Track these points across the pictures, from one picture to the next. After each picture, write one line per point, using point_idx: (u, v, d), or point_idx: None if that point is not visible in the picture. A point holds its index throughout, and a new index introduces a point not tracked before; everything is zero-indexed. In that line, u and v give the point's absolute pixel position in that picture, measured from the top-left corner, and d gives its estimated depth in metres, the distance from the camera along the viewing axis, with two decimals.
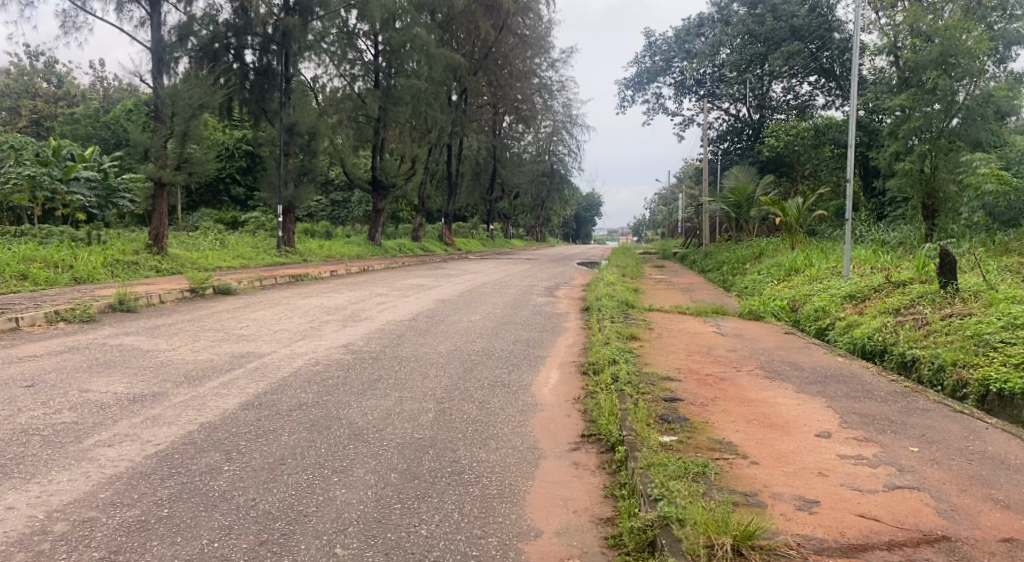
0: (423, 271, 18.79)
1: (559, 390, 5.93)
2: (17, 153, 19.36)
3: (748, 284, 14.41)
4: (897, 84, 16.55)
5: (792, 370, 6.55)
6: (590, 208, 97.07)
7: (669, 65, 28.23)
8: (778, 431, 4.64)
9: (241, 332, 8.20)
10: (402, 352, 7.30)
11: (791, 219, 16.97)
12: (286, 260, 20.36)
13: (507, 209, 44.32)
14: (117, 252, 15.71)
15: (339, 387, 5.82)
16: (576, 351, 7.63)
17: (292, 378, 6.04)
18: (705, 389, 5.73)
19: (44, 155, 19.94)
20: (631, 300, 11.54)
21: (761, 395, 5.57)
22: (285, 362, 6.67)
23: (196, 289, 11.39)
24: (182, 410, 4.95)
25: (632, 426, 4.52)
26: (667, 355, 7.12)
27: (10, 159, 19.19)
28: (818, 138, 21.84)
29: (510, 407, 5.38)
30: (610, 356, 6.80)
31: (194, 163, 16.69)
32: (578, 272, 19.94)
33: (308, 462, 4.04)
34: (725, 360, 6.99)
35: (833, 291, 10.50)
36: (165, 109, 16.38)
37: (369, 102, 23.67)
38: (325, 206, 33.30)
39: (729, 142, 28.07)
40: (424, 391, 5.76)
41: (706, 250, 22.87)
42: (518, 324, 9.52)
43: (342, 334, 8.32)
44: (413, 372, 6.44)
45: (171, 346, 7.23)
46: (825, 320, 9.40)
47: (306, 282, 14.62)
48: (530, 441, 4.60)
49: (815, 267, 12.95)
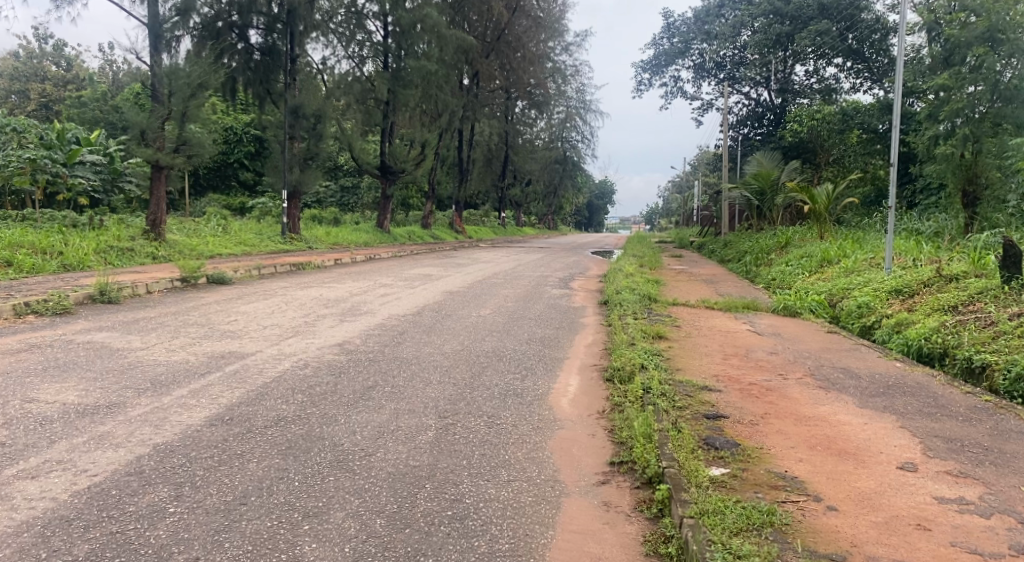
0: (432, 260, 18.01)
1: (580, 402, 5.14)
2: (19, 135, 18.70)
3: (776, 277, 13.58)
4: (937, 62, 15.71)
5: (847, 378, 5.74)
6: (604, 197, 96.20)
7: (688, 47, 26.86)
8: (850, 461, 3.85)
9: (227, 328, 7.42)
10: (402, 354, 6.51)
11: (820, 207, 16.11)
12: (292, 247, 19.64)
13: (519, 195, 43.52)
14: (113, 238, 14.98)
15: (327, 396, 5.05)
16: (596, 354, 6.83)
17: (276, 386, 5.28)
18: (753, 404, 4.94)
19: (47, 138, 19.27)
20: (654, 293, 10.69)
21: (818, 413, 4.77)
22: (270, 365, 5.92)
23: (188, 278, 10.67)
24: (136, 426, 4.17)
25: (673, 455, 3.74)
26: (701, 358, 6.31)
27: (12, 140, 18.61)
28: (845, 122, 20.82)
29: (524, 424, 4.60)
30: (638, 360, 5.97)
31: (194, 147, 15.90)
32: (593, 262, 19.13)
33: (275, 501, 3.29)
34: (767, 365, 6.19)
35: (875, 286, 9.63)
36: (162, 89, 15.56)
37: (378, 85, 22.85)
38: (334, 192, 32.54)
39: (749, 128, 26.99)
40: (425, 402, 4.98)
41: (726, 240, 21.98)
42: (533, 319, 8.73)
43: (338, 331, 7.53)
44: (413, 378, 5.66)
45: (145, 344, 6.47)
46: (870, 318, 8.56)
47: (308, 272, 13.87)
48: (548, 470, 3.82)
49: (850, 259, 12.11)
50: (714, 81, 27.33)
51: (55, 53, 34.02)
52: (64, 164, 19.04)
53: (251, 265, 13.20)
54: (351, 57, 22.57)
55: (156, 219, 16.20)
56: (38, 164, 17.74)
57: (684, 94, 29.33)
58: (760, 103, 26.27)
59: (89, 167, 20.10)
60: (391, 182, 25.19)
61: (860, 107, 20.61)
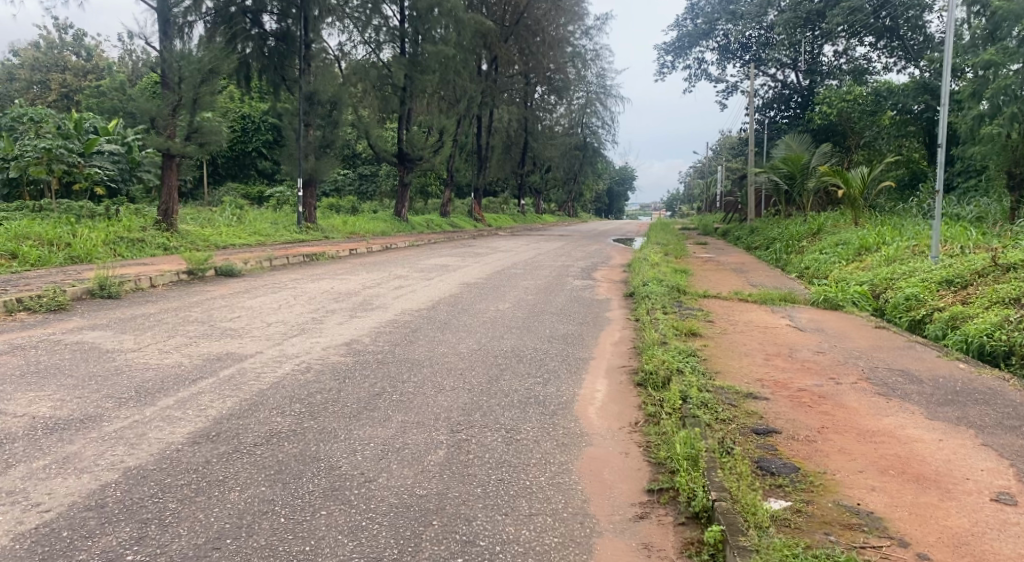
0: (451, 250, 17.51)
1: (608, 413, 4.60)
2: (35, 125, 18.39)
3: (810, 265, 12.95)
4: (983, 37, 14.93)
5: (907, 383, 5.16)
6: (624, 183, 95.31)
7: (713, 28, 25.87)
8: (931, 489, 3.32)
9: (229, 326, 6.95)
10: (414, 355, 6.00)
11: (855, 191, 15.37)
12: (307, 237, 19.25)
13: (538, 182, 42.89)
14: (124, 229, 14.61)
15: (328, 406, 4.55)
16: (624, 353, 6.26)
17: (274, 393, 4.78)
18: (805, 416, 4.38)
19: (64, 128, 18.96)
20: (683, 284, 10.08)
21: (883, 427, 4.20)
22: (270, 368, 5.44)
23: (195, 271, 10.24)
24: (108, 446, 3.67)
25: (725, 485, 3.22)
26: (741, 359, 5.75)
27: (29, 131, 18.29)
28: (877, 103, 19.99)
29: (546, 439, 4.08)
30: (672, 363, 5.41)
31: (207, 135, 15.42)
32: (615, 250, 18.51)
33: (254, 545, 2.85)
34: (815, 367, 5.62)
35: (923, 275, 8.94)
36: (171, 75, 15.04)
37: (395, 71, 22.23)
38: (352, 180, 32.02)
39: (776, 111, 26.13)
40: (437, 413, 4.47)
41: (752, 226, 21.27)
42: (554, 314, 8.19)
43: (346, 328, 7.05)
44: (425, 383, 5.14)
45: (137, 345, 5.98)
46: (920, 311, 7.92)
47: (322, 262, 13.42)
48: (579, 498, 3.33)
49: (891, 246, 11.46)
50: (739, 62, 26.50)
51: (76, 43, 33.95)
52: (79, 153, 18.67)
53: (262, 256, 12.77)
54: (367, 43, 22.00)
55: (168, 208, 15.82)
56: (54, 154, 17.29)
57: (708, 76, 28.53)
58: (787, 84, 25.44)
59: (105, 157, 19.76)
60: (408, 169, 24.65)
61: (894, 88, 19.68)
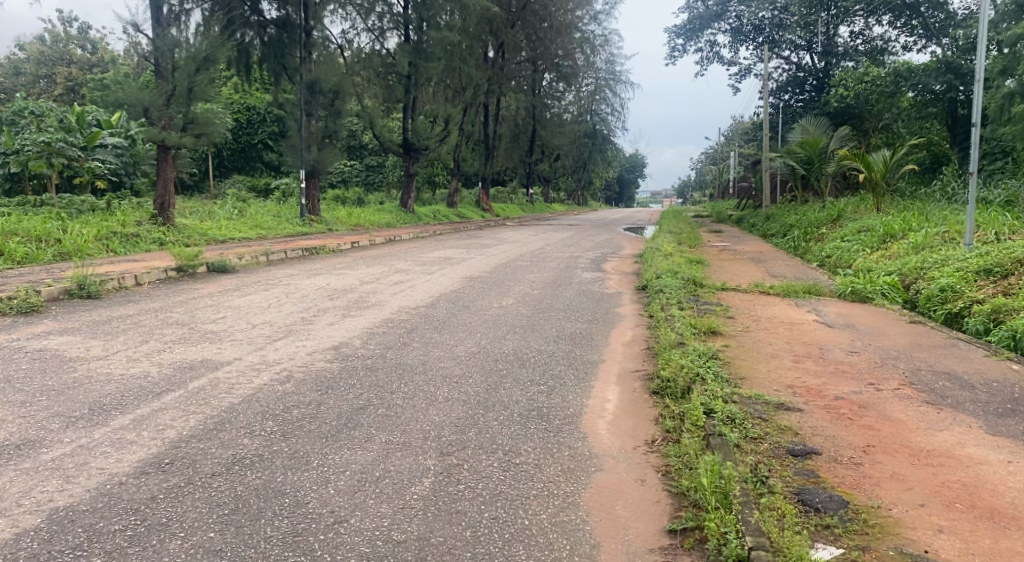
0: (457, 241, 16.97)
1: (621, 429, 4.08)
2: (37, 120, 17.91)
3: (831, 253, 12.34)
4: (1013, 11, 14.19)
5: (958, 388, 4.60)
6: (634, 171, 94.56)
7: (724, 10, 25.08)
8: (1010, 529, 2.80)
9: (211, 328, 6.44)
10: (407, 360, 5.47)
11: (877, 175, 14.70)
12: (310, 229, 18.78)
13: (547, 170, 42.21)
14: (119, 223, 14.12)
15: (305, 425, 4.01)
16: (637, 357, 5.72)
17: (246, 409, 4.26)
18: (846, 432, 3.82)
19: (66, 122, 18.40)
20: (700, 276, 9.48)
21: (937, 443, 3.65)
22: (247, 377, 4.91)
23: (183, 267, 9.72)
24: (39, 479, 3.18)
25: (761, 530, 2.74)
26: (768, 363, 5.20)
27: (32, 125, 17.81)
28: (897, 84, 18.99)
29: (548, 464, 3.56)
30: (692, 368, 4.86)
31: (203, 126, 14.87)
32: (627, 240, 17.91)
33: None
34: (849, 370, 5.07)
35: (957, 264, 8.32)
36: (165, 64, 14.47)
37: (398, 58, 21.63)
38: (359, 171, 31.45)
39: (790, 94, 25.37)
40: (426, 432, 3.94)
41: (767, 213, 20.59)
42: (563, 311, 7.63)
43: (338, 329, 6.55)
44: (416, 394, 4.61)
45: (106, 352, 5.47)
46: (957, 304, 7.33)
47: (321, 257, 12.90)
48: (588, 547, 2.86)
49: (918, 233, 10.83)
50: (752, 45, 25.74)
51: (81, 37, 33.55)
52: (82, 147, 18.19)
53: (258, 251, 12.26)
54: (370, 30, 21.39)
55: (164, 202, 15.33)
56: (54, 147, 16.64)
57: (720, 59, 27.80)
58: (801, 67, 24.70)
59: (109, 150, 19.31)
60: (415, 159, 24.06)
61: (915, 66, 18.49)
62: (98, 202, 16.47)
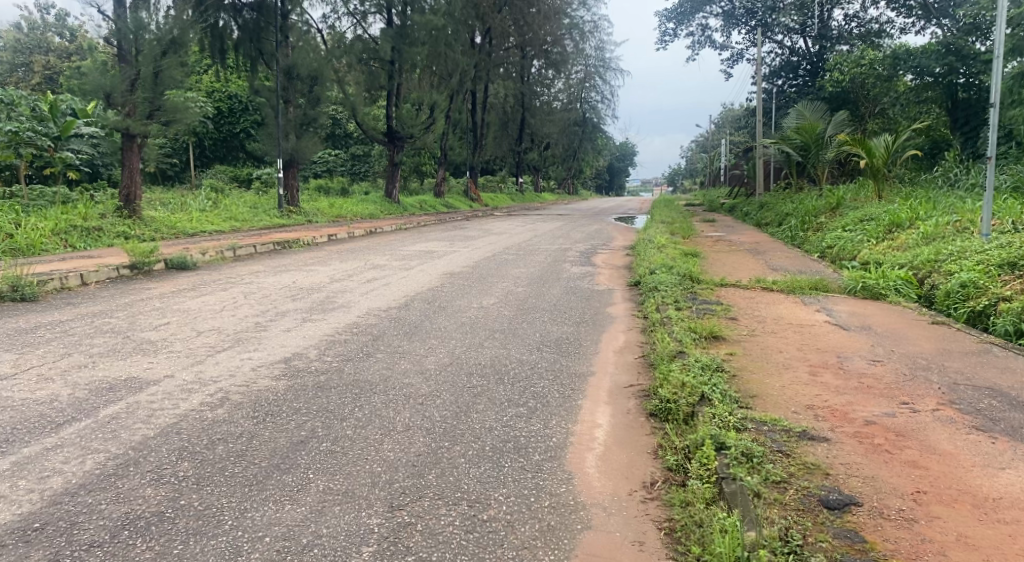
0: (441, 233, 16.19)
1: (613, 465, 3.40)
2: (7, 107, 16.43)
3: (833, 244, 11.67)
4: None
5: (1007, 409, 3.93)
6: (624, 159, 93.84)
7: None
8: None
9: (149, 337, 5.69)
10: (368, 375, 4.75)
11: (878, 161, 14.03)
12: (289, 221, 17.94)
13: (537, 160, 41.38)
14: (79, 216, 13.23)
15: (227, 469, 3.29)
16: (630, 368, 5.02)
17: (161, 444, 3.52)
18: (888, 471, 3.13)
19: (38, 110, 17.04)
20: (696, 270, 8.77)
21: (1002, 489, 2.96)
22: (171, 400, 4.17)
23: (138, 265, 8.96)
24: None
25: None
26: (780, 377, 4.50)
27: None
28: (894, 67, 18.34)
29: (526, 524, 2.87)
30: (695, 386, 4.15)
31: (171, 113, 13.83)
32: (618, 230, 17.20)
33: None
34: (875, 386, 4.37)
35: (977, 255, 7.62)
36: (128, 47, 13.34)
37: (380, 43, 20.66)
38: (344, 160, 30.52)
39: (783, 79, 24.70)
40: (374, 476, 3.23)
41: (762, 201, 19.91)
42: (548, 312, 6.91)
43: (294, 336, 5.82)
44: (370, 422, 3.87)
45: (18, 369, 4.73)
46: (981, 300, 6.64)
47: (294, 251, 12.09)
48: None
49: (927, 222, 10.19)
50: (745, 28, 24.95)
51: (59, 24, 32.44)
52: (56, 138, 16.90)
53: (225, 245, 11.47)
54: (351, 14, 20.54)
55: (130, 193, 14.39)
56: (21, 137, 15.16)
57: (712, 43, 27.09)
58: (794, 51, 24.04)
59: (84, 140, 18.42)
60: (399, 148, 23.21)
61: (914, 50, 17.89)
62: (69, 193, 15.65)
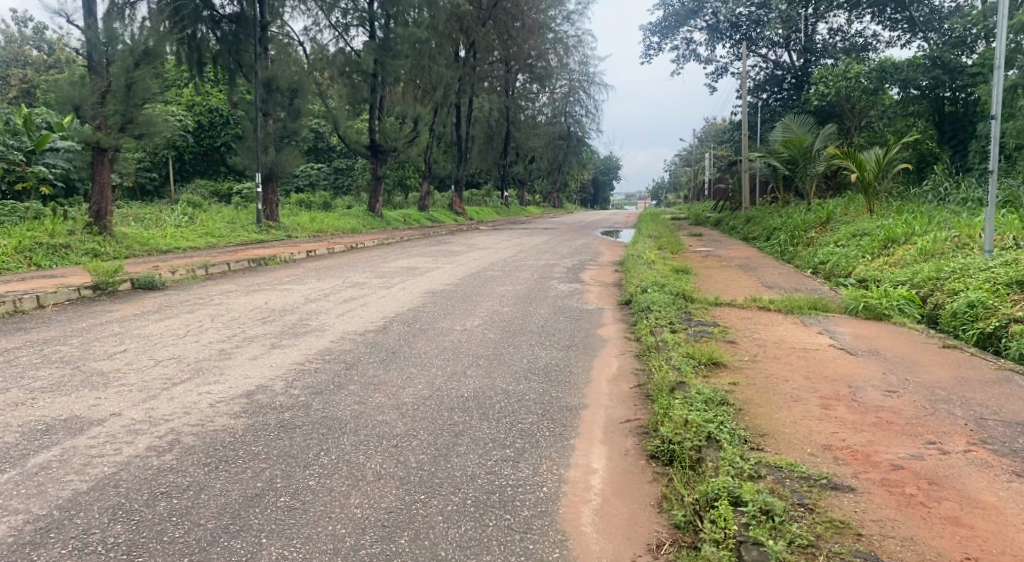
0: (424, 248, 15.75)
1: (615, 523, 3.00)
2: None
3: (825, 259, 11.36)
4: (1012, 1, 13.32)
5: None
6: (609, 172, 93.86)
7: (702, 6, 24.13)
8: None
9: (101, 367, 5.21)
10: (337, 410, 4.31)
11: (869, 174, 13.73)
12: (268, 236, 17.45)
13: (523, 173, 41.10)
14: (47, 233, 12.71)
15: (165, 535, 2.87)
16: (625, 401, 4.60)
17: (93, 501, 3.08)
18: (927, 529, 2.78)
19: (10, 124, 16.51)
20: (689, 288, 8.39)
21: None
22: (113, 444, 3.71)
23: (101, 285, 8.48)
24: None
25: None
26: (790, 411, 4.10)
27: None
28: (881, 80, 18.18)
29: None
30: (700, 424, 3.74)
31: (144, 127, 13.23)
32: (606, 245, 16.83)
33: None
34: (895, 421, 3.98)
35: (981, 273, 7.28)
36: (99, 59, 12.77)
37: (363, 56, 20.22)
38: (326, 174, 30.06)
39: (769, 93, 24.52)
40: (336, 543, 2.84)
41: (750, 214, 19.65)
42: (535, 335, 6.49)
43: (261, 364, 5.37)
44: (337, 470, 3.43)
45: None
46: (990, 321, 6.29)
47: (270, 268, 11.61)
48: None
49: (922, 237, 9.90)
50: (730, 42, 24.78)
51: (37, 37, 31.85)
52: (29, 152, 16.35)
53: (197, 262, 10.98)
54: (333, 27, 20.10)
55: (101, 208, 13.82)
56: None
57: (697, 57, 26.93)
58: (779, 64, 23.90)
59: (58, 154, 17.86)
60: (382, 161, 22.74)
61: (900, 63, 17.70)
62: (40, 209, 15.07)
